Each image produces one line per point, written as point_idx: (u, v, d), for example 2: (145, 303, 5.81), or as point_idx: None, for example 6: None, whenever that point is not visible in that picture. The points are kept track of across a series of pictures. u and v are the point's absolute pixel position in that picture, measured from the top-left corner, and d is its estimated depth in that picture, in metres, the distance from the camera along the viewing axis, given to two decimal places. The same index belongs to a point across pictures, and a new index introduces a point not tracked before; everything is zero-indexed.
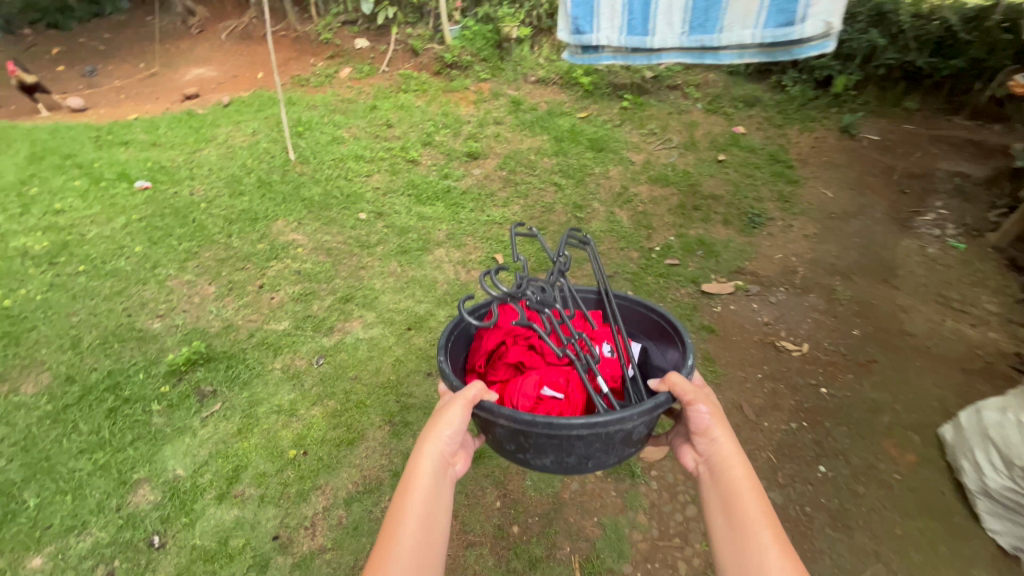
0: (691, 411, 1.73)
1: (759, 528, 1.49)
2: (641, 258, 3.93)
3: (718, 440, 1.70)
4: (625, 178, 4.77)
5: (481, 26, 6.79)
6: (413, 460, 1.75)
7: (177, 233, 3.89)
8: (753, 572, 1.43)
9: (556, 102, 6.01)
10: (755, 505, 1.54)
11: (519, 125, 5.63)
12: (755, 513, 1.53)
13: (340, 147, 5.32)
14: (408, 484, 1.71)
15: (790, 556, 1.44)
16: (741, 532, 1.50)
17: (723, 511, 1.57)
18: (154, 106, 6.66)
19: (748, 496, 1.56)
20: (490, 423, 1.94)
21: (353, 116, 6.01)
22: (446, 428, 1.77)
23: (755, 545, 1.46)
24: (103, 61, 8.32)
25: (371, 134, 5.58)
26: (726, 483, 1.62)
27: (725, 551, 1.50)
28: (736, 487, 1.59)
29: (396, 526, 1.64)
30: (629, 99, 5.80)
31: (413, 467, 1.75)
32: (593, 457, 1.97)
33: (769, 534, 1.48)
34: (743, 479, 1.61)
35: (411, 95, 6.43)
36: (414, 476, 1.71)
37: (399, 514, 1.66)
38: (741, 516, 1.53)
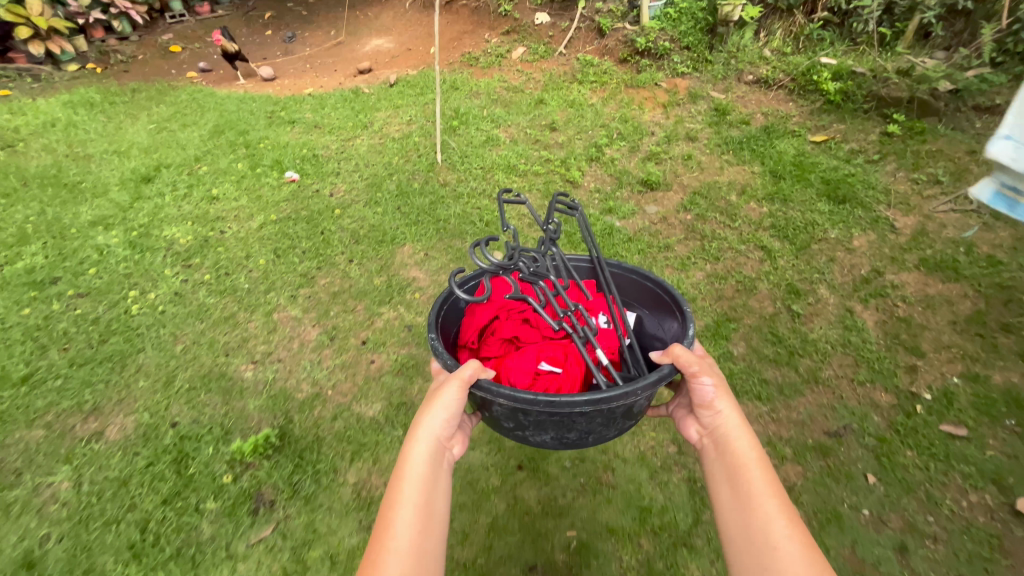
0: (696, 385, 1.81)
1: (767, 499, 1.50)
2: (896, 410, 2.49)
3: (722, 412, 1.76)
4: (879, 255, 3.16)
5: (691, 3, 5.35)
6: (404, 448, 1.51)
7: (302, 246, 3.55)
8: (759, 536, 1.43)
9: (778, 114, 4.43)
10: (760, 476, 1.55)
11: (719, 145, 4.24)
12: (762, 485, 1.53)
13: (493, 152, 4.59)
14: (399, 472, 1.44)
15: (795, 523, 1.44)
16: (749, 504, 1.50)
17: (726, 481, 1.60)
18: (330, 79, 6.80)
19: (756, 472, 1.56)
20: (491, 402, 1.94)
21: (516, 111, 5.21)
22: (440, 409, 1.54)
23: (759, 513, 1.46)
24: (302, 27, 8.75)
25: (531, 137, 4.73)
26: (730, 455, 1.65)
27: (734, 528, 1.48)
28: (741, 460, 1.61)
29: (392, 517, 1.36)
30: (900, 120, 3.97)
31: (402, 457, 1.49)
32: (595, 432, 2.02)
33: (777, 504, 1.48)
34: (748, 456, 1.62)
35: (586, 89, 5.39)
36: (405, 459, 1.46)
37: (392, 502, 1.39)
38: (748, 489, 1.53)
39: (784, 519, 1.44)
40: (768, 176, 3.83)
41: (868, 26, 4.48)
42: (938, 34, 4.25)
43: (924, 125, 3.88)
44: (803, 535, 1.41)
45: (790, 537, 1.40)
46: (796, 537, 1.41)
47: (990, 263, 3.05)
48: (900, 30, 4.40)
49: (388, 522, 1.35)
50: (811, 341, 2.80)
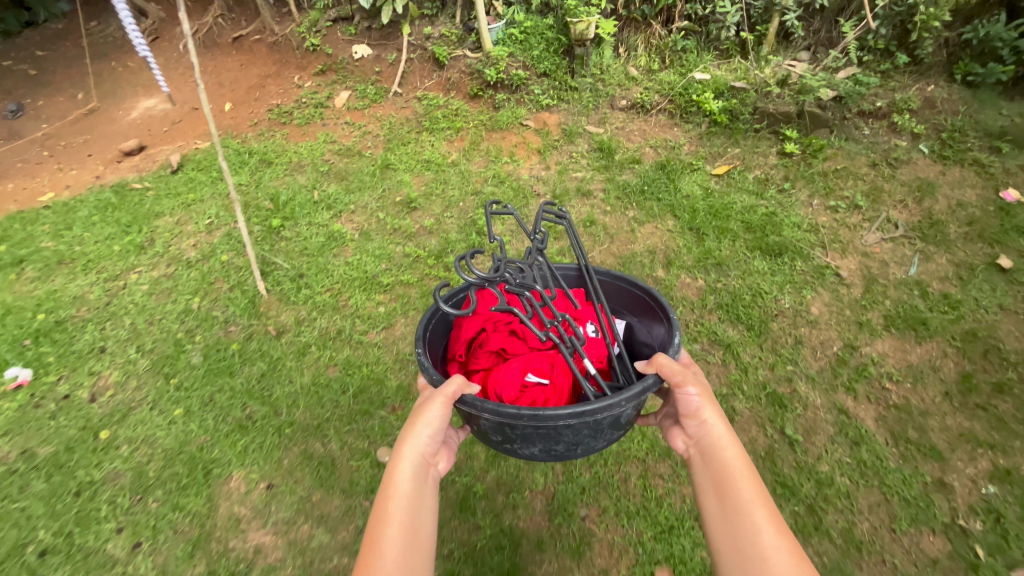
0: (680, 393, 1.65)
1: (755, 509, 1.41)
2: (951, 564, 1.94)
3: (707, 420, 1.62)
4: (843, 321, 2.65)
5: (536, 21, 4.56)
6: (390, 463, 1.51)
7: (38, 542, 2.13)
8: (750, 550, 1.34)
9: (668, 145, 3.84)
10: (750, 488, 1.45)
11: (619, 198, 3.50)
12: (751, 497, 1.43)
13: (342, 261, 3.36)
14: (389, 479, 1.47)
15: (786, 535, 1.37)
16: (740, 518, 1.41)
17: (715, 492, 1.49)
18: (82, 171, 4.88)
19: (745, 488, 1.45)
20: (475, 416, 1.92)
21: (359, 186, 3.99)
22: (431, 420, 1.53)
23: (751, 525, 1.39)
24: (33, 95, 6.42)
25: (389, 226, 3.57)
26: (722, 468, 1.52)
27: (722, 541, 1.40)
28: (730, 469, 1.51)
29: (382, 520, 1.42)
30: (794, 137, 3.58)
31: (388, 474, 1.49)
32: (582, 443, 1.98)
33: (765, 517, 1.40)
34: (737, 466, 1.51)
35: (440, 140, 4.34)
36: (394, 471, 1.48)
37: (381, 506, 1.43)
38: (737, 502, 1.44)
39: (772, 529, 1.37)
40: (688, 234, 3.18)
41: (730, 32, 4.07)
42: (799, 35, 3.94)
43: (820, 140, 3.52)
44: (790, 545, 1.35)
45: (775, 549, 1.34)
46: (787, 548, 1.34)
47: (950, 304, 2.68)
48: (761, 33, 4.04)
49: (373, 525, 1.41)
50: (826, 482, 2.14)
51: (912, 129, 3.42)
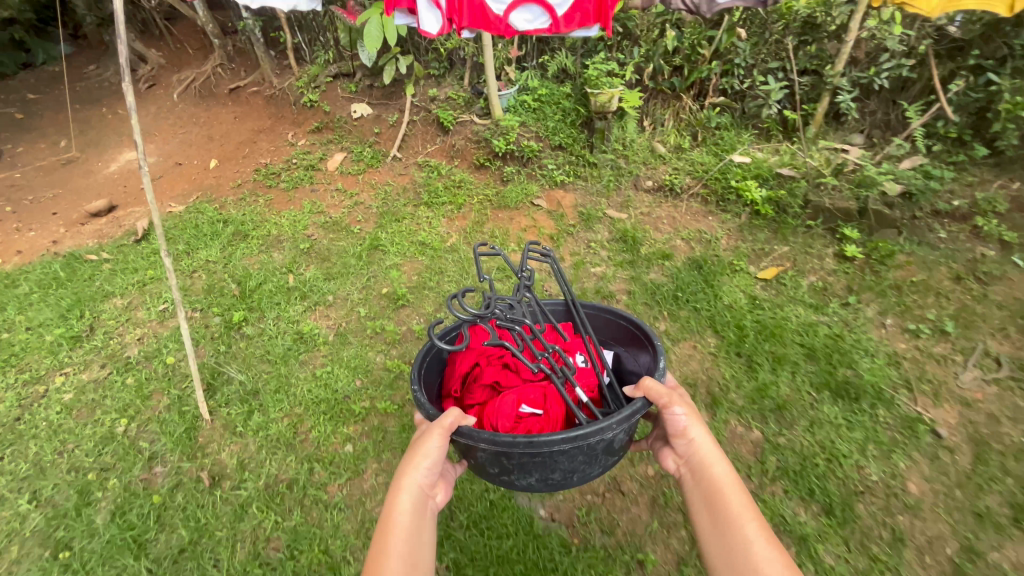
0: (667, 414, 1.50)
1: (742, 520, 1.26)
2: None
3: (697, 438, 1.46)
4: (954, 509, 1.99)
5: (552, 88, 4.12)
6: (389, 498, 1.46)
7: None
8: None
9: (703, 239, 3.29)
10: (736, 499, 1.30)
11: (647, 305, 2.91)
12: (737, 508, 1.29)
13: (309, 375, 2.76)
14: (391, 506, 1.44)
15: (784, 555, 1.20)
16: (732, 534, 1.25)
17: (705, 511, 1.33)
18: (39, 231, 4.38)
19: (731, 500, 1.30)
20: (471, 448, 1.77)
21: (341, 270, 3.43)
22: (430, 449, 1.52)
23: (744, 544, 1.22)
24: (14, 139, 6.04)
25: (370, 328, 2.99)
26: (711, 486, 1.36)
27: (712, 557, 1.25)
28: (720, 487, 1.35)
29: (384, 547, 1.36)
30: (855, 238, 3.03)
31: (388, 506, 1.44)
32: (579, 470, 1.85)
33: (754, 528, 1.25)
34: (720, 480, 1.36)
35: (439, 217, 3.82)
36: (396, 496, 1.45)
37: (385, 532, 1.38)
38: (724, 516, 1.29)
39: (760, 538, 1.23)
40: (735, 361, 2.57)
41: (772, 109, 3.58)
42: (853, 117, 3.46)
43: (887, 243, 2.96)
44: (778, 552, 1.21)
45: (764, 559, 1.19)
46: (784, 566, 1.18)
47: None
48: (808, 112, 3.55)
49: (376, 553, 1.35)
50: None
51: (1000, 236, 2.87)
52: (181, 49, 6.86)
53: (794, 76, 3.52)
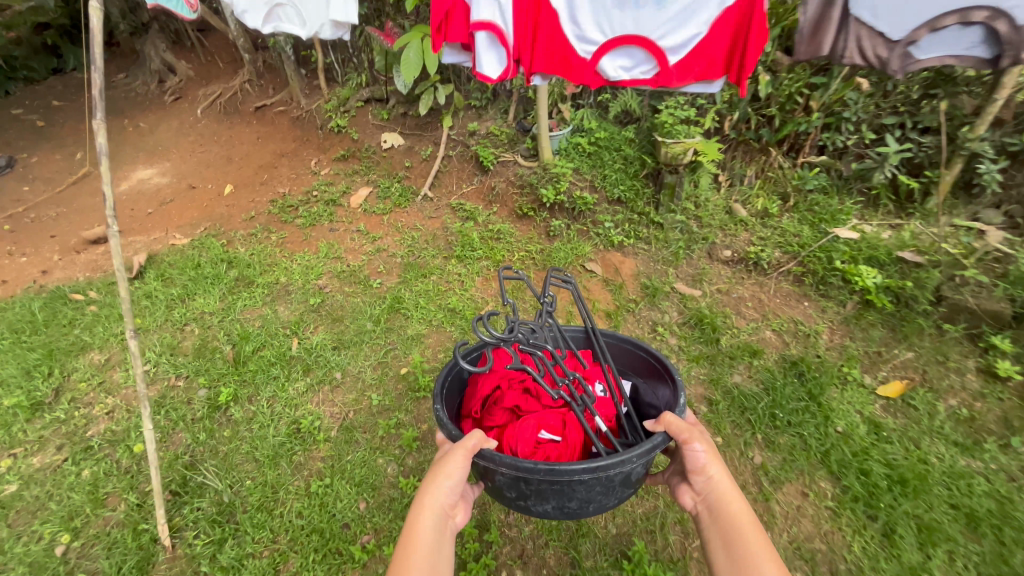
0: (687, 451, 1.58)
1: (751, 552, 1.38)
2: None
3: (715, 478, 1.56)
4: None
5: (612, 130, 3.58)
6: (412, 516, 1.49)
7: None
8: None
9: (797, 334, 2.67)
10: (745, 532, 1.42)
11: (735, 424, 2.28)
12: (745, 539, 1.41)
13: (303, 497, 2.16)
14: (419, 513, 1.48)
15: None
16: (743, 568, 1.37)
17: (722, 547, 1.44)
18: (31, 258, 3.96)
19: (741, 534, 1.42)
20: (488, 470, 1.70)
21: (354, 339, 2.87)
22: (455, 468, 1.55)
23: None
24: (29, 148, 5.74)
25: (383, 425, 2.41)
26: (727, 521, 1.47)
27: None
28: (737, 525, 1.45)
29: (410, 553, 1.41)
30: (1006, 351, 2.36)
31: (410, 525, 1.47)
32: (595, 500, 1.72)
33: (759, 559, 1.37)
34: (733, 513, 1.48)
35: (472, 275, 3.26)
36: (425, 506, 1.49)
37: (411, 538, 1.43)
38: (733, 548, 1.42)
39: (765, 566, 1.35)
40: (861, 523, 1.94)
41: (885, 174, 2.95)
42: (990, 191, 2.81)
43: None
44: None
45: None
46: None
47: None
48: (930, 180, 2.92)
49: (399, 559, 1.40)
50: None
51: None
52: (211, 62, 6.57)
53: (915, 136, 2.91)
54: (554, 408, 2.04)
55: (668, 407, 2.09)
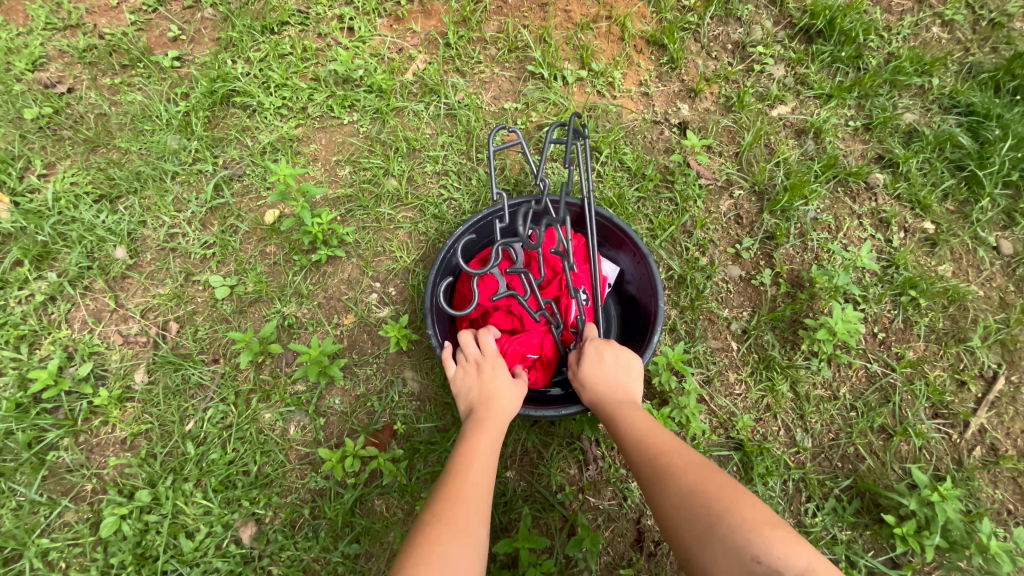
0: (590, 355, 0.82)
1: (743, 534, 0.52)
2: None
3: (626, 374, 0.79)
4: None
5: None
6: (489, 421, 0.76)
7: None
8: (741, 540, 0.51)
9: (979, 26, 1.46)
10: (707, 495, 0.56)
11: (945, 195, 1.21)
12: (711, 506, 0.55)
13: (86, 568, 0.87)
14: (453, 490, 0.65)
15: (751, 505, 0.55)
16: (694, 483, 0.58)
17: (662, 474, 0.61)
18: None
19: (695, 487, 0.58)
20: None
21: (138, 173, 1.29)
22: (505, 415, 0.79)
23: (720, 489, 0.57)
24: None
25: (242, 339, 1.02)
26: (649, 437, 0.67)
27: (695, 527, 0.55)
28: (667, 440, 0.66)
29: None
30: None
31: (488, 422, 0.76)
32: (589, 424, 0.92)
33: (776, 560, 0.50)
34: (668, 455, 0.63)
35: (367, 16, 1.45)
36: (468, 468, 0.68)
37: (446, 558, 0.57)
38: (684, 544, 0.56)
39: (785, 564, 0.49)
40: None
41: None
42: None
43: None
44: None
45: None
46: (763, 520, 0.53)
47: None
48: None
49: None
50: None
51: None
52: None
53: None
54: (527, 326, 0.95)
55: (642, 304, 0.99)
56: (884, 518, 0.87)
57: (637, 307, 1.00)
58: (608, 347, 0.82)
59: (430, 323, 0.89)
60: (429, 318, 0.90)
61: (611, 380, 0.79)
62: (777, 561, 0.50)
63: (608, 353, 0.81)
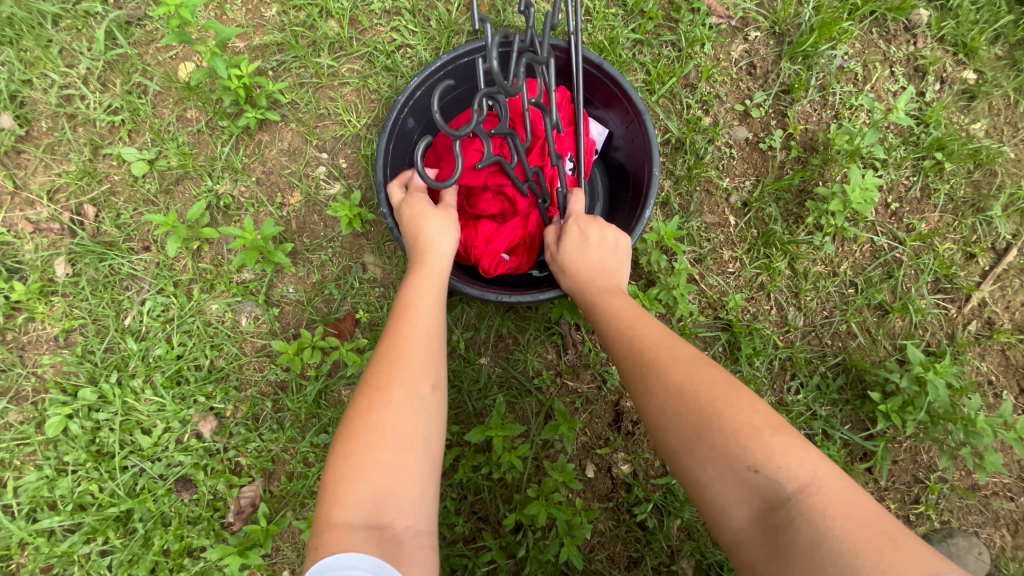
0: (573, 232, 0.71)
1: (737, 442, 0.45)
2: None
3: (610, 251, 0.70)
4: None
5: None
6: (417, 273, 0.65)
7: None
8: (736, 448, 0.45)
9: None
10: (696, 395, 0.49)
11: (998, 35, 1.00)
12: (702, 409, 0.48)
13: (39, 466, 0.83)
14: (392, 354, 0.55)
15: (751, 408, 0.48)
16: (685, 383, 0.51)
17: (647, 371, 0.54)
18: None
19: (682, 386, 0.50)
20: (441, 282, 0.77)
21: (7, 16, 1.00)
22: (440, 259, 0.67)
23: (714, 389, 0.49)
24: None
25: (167, 223, 0.88)
26: (633, 329, 0.59)
27: (681, 432, 0.49)
28: (655, 334, 0.58)
29: (411, 479, 0.50)
30: None
31: (417, 277, 0.64)
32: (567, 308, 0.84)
33: (774, 469, 0.43)
34: (654, 349, 0.55)
35: None
36: (406, 324, 0.58)
37: (378, 440, 0.50)
38: (668, 446, 0.50)
39: (786, 475, 0.43)
40: None
41: None
42: None
43: None
44: (846, 514, 0.42)
45: (820, 528, 0.41)
46: (762, 426, 0.46)
47: None
48: None
49: (359, 494, 0.48)
50: None
51: None
52: None
53: None
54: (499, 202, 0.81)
55: (632, 175, 0.85)
56: (868, 394, 0.84)
57: (626, 179, 0.86)
58: (592, 224, 0.71)
59: (383, 198, 0.75)
60: (382, 192, 0.76)
61: (593, 264, 0.69)
62: (774, 471, 0.44)
63: (592, 232, 0.70)
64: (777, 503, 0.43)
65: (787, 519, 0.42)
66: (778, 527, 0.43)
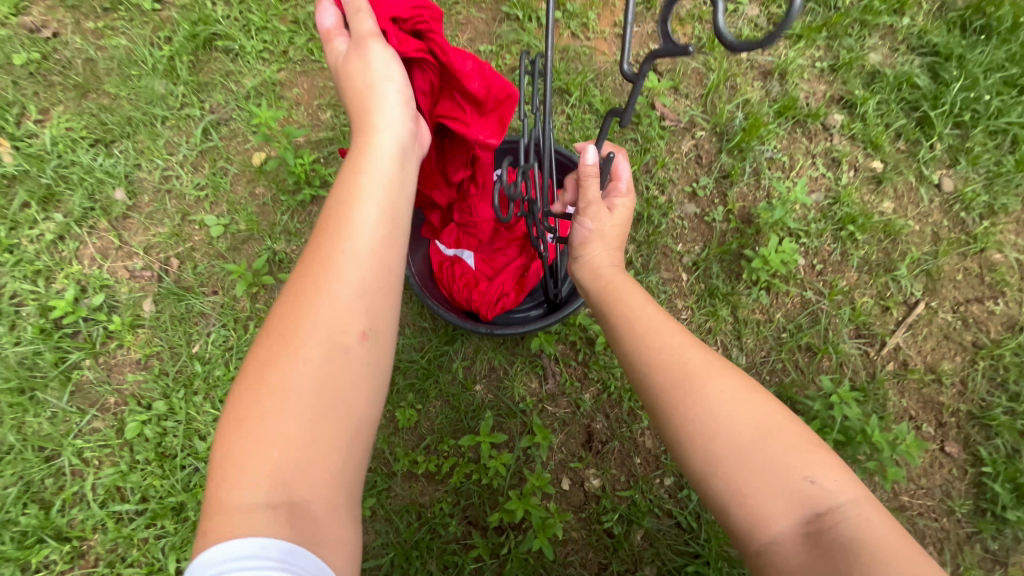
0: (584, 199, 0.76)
1: (791, 460, 0.51)
2: None
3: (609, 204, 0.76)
4: None
5: None
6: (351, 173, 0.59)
7: None
8: (788, 469, 0.50)
9: None
10: (743, 410, 0.53)
11: (898, 135, 1.26)
12: (753, 427, 0.52)
13: (116, 463, 1.03)
14: (291, 327, 0.52)
15: (798, 435, 0.53)
16: (729, 395, 0.54)
17: (680, 374, 0.56)
18: None
19: (726, 398, 0.54)
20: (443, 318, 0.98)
21: (131, 118, 1.34)
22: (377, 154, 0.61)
23: (760, 409, 0.53)
24: None
25: (236, 272, 1.14)
26: (662, 328, 0.61)
27: (727, 441, 0.52)
28: (684, 335, 0.60)
29: (321, 455, 0.49)
30: None
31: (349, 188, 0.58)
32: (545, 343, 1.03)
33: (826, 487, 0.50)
34: (691, 352, 0.58)
35: None
36: (332, 256, 0.54)
37: (286, 422, 0.49)
38: (711, 457, 0.52)
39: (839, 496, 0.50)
40: None
41: None
42: None
43: None
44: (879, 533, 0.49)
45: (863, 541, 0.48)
46: (814, 453, 0.51)
47: None
48: None
49: (265, 478, 0.48)
50: None
51: None
52: None
53: None
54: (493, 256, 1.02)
55: None
56: None
57: None
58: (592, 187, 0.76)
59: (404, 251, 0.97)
60: None
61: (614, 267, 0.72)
62: (828, 484, 0.50)
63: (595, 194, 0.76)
64: (829, 515, 0.49)
65: (835, 522, 0.49)
66: (821, 539, 0.49)
